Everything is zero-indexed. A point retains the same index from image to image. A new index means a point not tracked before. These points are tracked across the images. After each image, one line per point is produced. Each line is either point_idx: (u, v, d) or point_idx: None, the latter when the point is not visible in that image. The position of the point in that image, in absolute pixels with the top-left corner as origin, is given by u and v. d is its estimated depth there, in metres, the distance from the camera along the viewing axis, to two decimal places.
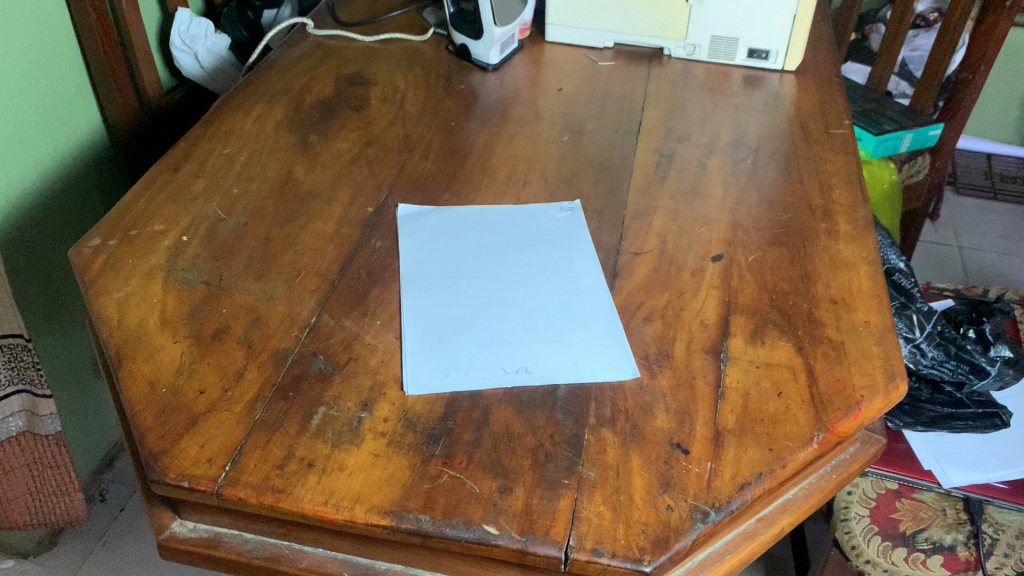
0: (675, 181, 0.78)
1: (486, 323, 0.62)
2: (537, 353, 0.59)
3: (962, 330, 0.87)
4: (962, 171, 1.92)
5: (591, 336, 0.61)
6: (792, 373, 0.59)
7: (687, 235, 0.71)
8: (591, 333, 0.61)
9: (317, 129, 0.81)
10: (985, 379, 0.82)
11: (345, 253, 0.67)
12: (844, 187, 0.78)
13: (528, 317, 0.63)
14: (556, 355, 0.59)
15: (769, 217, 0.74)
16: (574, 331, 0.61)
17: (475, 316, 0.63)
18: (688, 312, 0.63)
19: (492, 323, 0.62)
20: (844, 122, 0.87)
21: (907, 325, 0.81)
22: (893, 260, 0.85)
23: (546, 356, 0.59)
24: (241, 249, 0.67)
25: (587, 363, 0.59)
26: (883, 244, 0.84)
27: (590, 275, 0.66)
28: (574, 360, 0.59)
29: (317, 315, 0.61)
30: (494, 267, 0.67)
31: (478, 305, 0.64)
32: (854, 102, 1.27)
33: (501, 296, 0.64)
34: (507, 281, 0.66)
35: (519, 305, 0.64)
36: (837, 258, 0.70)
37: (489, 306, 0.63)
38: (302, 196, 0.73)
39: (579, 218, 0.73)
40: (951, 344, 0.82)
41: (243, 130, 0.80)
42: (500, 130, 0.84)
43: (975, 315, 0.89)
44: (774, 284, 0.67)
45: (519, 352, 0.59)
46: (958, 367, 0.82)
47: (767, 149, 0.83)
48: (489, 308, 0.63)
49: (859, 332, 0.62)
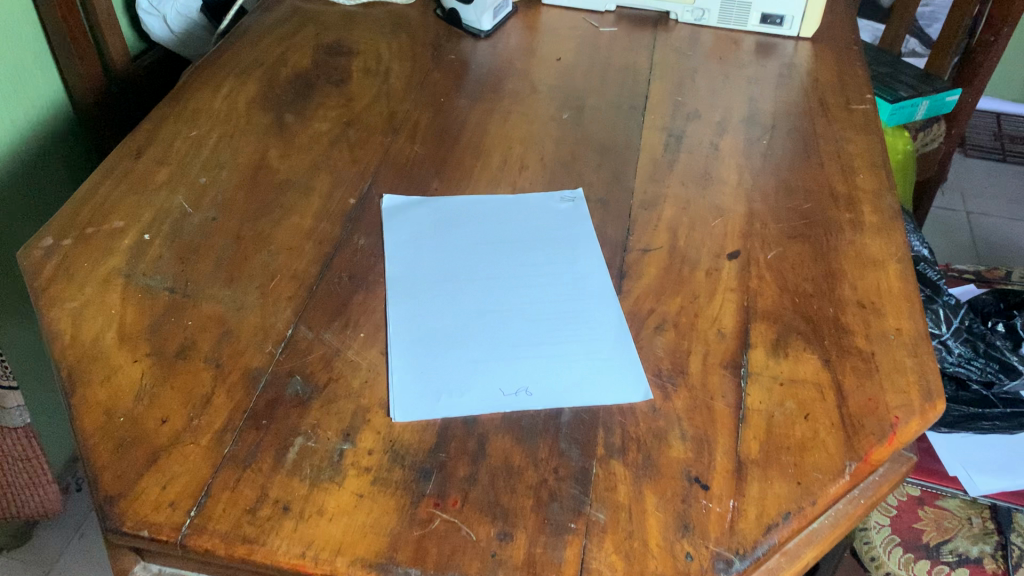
0: (685, 166, 0.71)
1: (482, 335, 0.56)
2: (538, 370, 0.54)
3: (991, 324, 0.83)
4: (970, 131, 1.86)
5: (597, 350, 0.55)
6: (819, 392, 0.54)
7: (700, 228, 0.65)
8: (598, 347, 0.55)
9: (293, 107, 0.74)
10: (1017, 378, 0.78)
11: (324, 252, 0.61)
12: (868, 171, 0.71)
13: (528, 327, 0.57)
14: (560, 372, 0.54)
15: (788, 205, 0.68)
16: (578, 345, 0.55)
17: (469, 327, 0.56)
18: (704, 320, 0.58)
19: (488, 335, 0.56)
20: (865, 96, 0.80)
21: (934, 318, 0.79)
22: (917, 249, 0.81)
23: (548, 373, 0.53)
24: (209, 249, 0.60)
25: (594, 382, 0.53)
26: (909, 233, 0.80)
27: (595, 277, 0.61)
28: (579, 378, 0.53)
29: (293, 327, 0.55)
30: (490, 267, 0.61)
31: (472, 312, 0.57)
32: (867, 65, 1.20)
33: (497, 302, 0.58)
34: (504, 283, 0.60)
35: (516, 313, 0.58)
36: (865, 254, 0.64)
37: (484, 314, 0.57)
38: (276, 185, 0.66)
39: (581, 209, 0.66)
40: (979, 341, 0.80)
41: (213, 108, 0.73)
42: (493, 107, 0.77)
43: (1004, 309, 0.84)
44: (795, 285, 0.61)
45: (518, 370, 0.54)
46: (987, 366, 0.79)
47: (785, 127, 0.76)
48: (484, 317, 0.57)
49: (890, 342, 0.57)
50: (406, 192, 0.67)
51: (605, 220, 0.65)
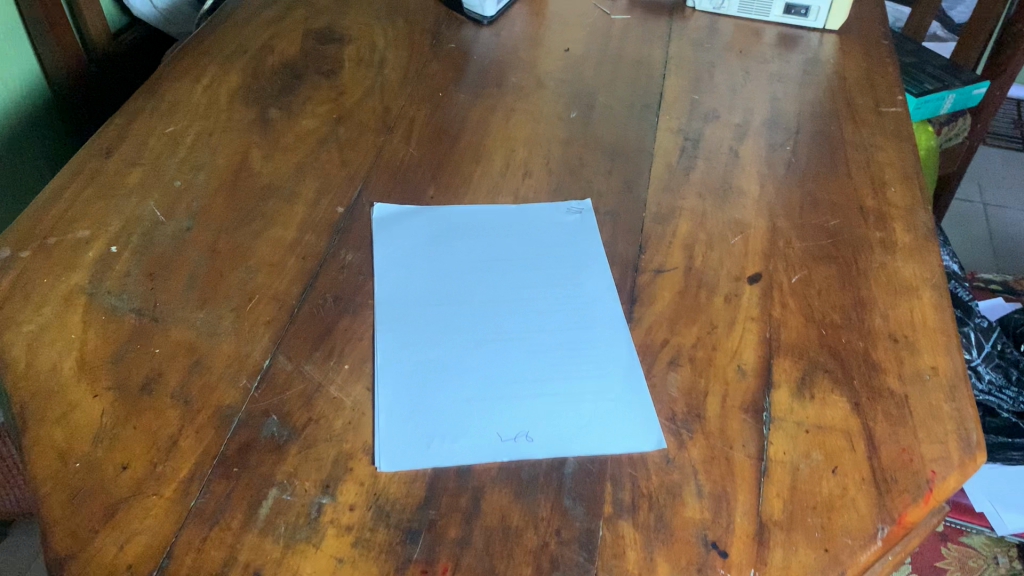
0: (702, 174, 0.65)
1: (478, 369, 0.51)
2: (540, 413, 0.49)
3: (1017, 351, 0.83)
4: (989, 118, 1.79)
5: (604, 390, 0.50)
6: (848, 442, 0.49)
7: (718, 246, 0.60)
8: (605, 385, 0.51)
9: (278, 101, 0.68)
10: None
11: (308, 269, 0.55)
12: (900, 183, 0.66)
13: (529, 361, 0.52)
14: (564, 416, 0.49)
15: (815, 221, 0.62)
16: (584, 383, 0.51)
17: (465, 359, 0.51)
18: (722, 354, 0.53)
19: (485, 369, 0.51)
20: (896, 98, 0.74)
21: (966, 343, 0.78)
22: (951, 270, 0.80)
23: (550, 417, 0.49)
24: (181, 264, 0.55)
25: (600, 427, 0.48)
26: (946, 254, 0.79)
27: (603, 302, 0.55)
28: (584, 423, 0.48)
29: (271, 357, 0.50)
30: (488, 288, 0.56)
31: (468, 342, 0.52)
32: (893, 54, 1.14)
33: (495, 330, 0.53)
34: (503, 308, 0.55)
35: (517, 343, 0.53)
36: (897, 279, 0.58)
37: (481, 343, 0.52)
38: (258, 190, 0.60)
39: (589, 223, 0.61)
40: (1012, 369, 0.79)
41: (191, 101, 0.67)
42: (496, 104, 0.71)
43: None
44: (822, 314, 0.56)
45: (517, 412, 0.49)
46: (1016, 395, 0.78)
47: (811, 130, 0.71)
48: (482, 347, 0.52)
49: (926, 384, 0.52)
50: (398, 200, 0.61)
51: (614, 236, 0.60)
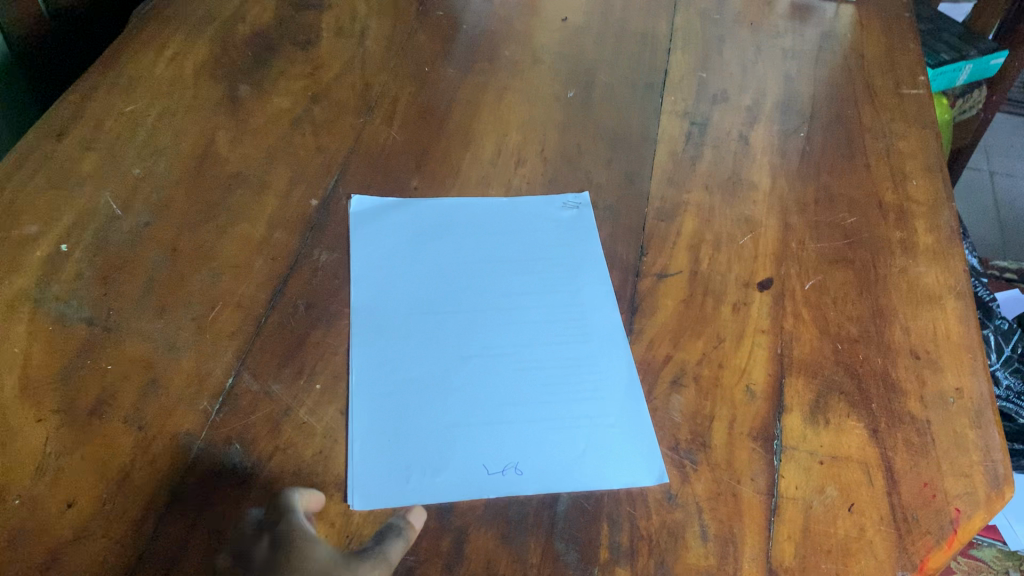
0: (710, 164, 0.60)
1: (463, 388, 0.46)
2: (531, 441, 0.45)
3: None
4: None
5: (602, 414, 0.46)
6: (865, 474, 0.45)
7: (726, 247, 0.55)
8: (602, 409, 0.46)
9: (249, 76, 0.63)
10: None
11: (278, 272, 0.51)
12: (922, 176, 0.61)
13: (520, 378, 0.47)
14: (557, 443, 0.45)
15: (830, 219, 0.58)
16: (578, 405, 0.46)
17: (450, 376, 0.47)
18: (729, 372, 0.48)
19: (473, 388, 0.46)
20: (917, 79, 0.69)
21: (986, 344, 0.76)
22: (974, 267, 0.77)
23: (542, 445, 0.44)
24: (139, 265, 0.50)
25: (597, 458, 0.44)
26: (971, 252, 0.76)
27: (601, 311, 0.51)
28: (579, 453, 0.44)
29: (235, 375, 0.46)
30: (476, 292, 0.51)
31: (453, 356, 0.48)
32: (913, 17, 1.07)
33: (483, 343, 0.49)
34: (492, 317, 0.50)
35: (506, 358, 0.48)
36: (919, 287, 0.54)
37: (467, 358, 0.48)
38: (225, 180, 0.55)
39: (587, 220, 0.56)
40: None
41: (154, 76, 0.61)
42: (487, 81, 0.66)
43: None
44: (837, 326, 0.51)
45: (506, 439, 0.44)
46: None
47: (826, 115, 0.65)
48: (467, 361, 0.48)
49: (949, 407, 0.48)
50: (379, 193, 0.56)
51: (614, 236, 0.55)
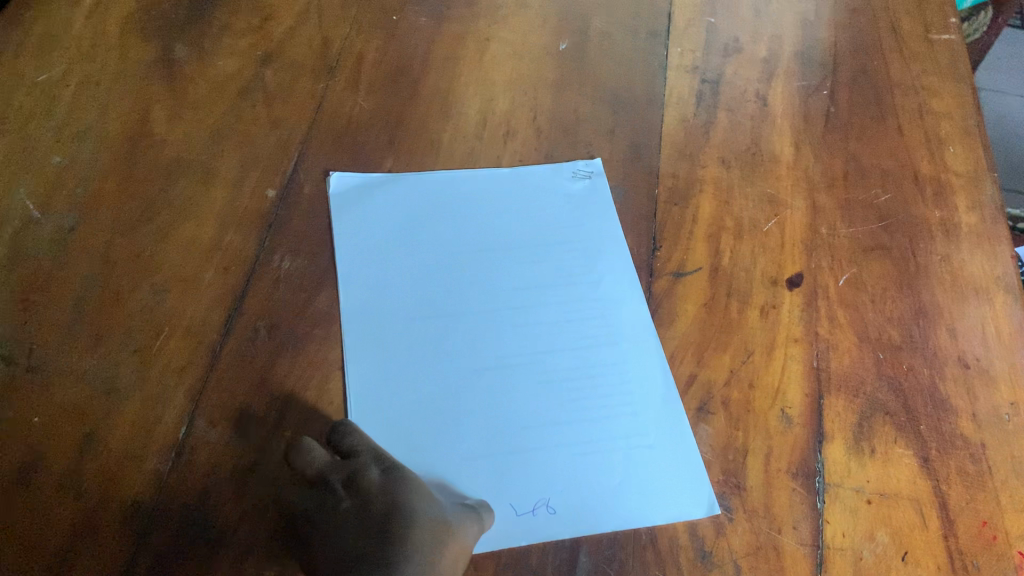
0: (725, 132, 0.53)
1: (479, 408, 0.41)
2: (563, 470, 0.39)
3: None
4: None
5: (638, 435, 0.41)
6: (918, 514, 0.40)
7: (748, 235, 0.48)
8: (639, 425, 0.41)
9: (185, 32, 0.53)
10: None
11: (234, 287, 0.43)
12: (960, 141, 0.54)
13: (543, 392, 0.41)
14: (591, 472, 0.40)
15: (863, 197, 0.51)
16: (612, 421, 0.41)
17: (462, 396, 0.41)
18: (761, 394, 0.43)
19: (490, 411, 0.41)
20: (949, 21, 0.61)
21: None
22: None
23: (575, 475, 0.39)
24: (66, 281, 0.42)
25: (638, 487, 0.39)
26: None
27: (625, 305, 0.45)
28: (618, 482, 0.39)
29: (189, 423, 0.39)
30: (484, 285, 0.45)
31: (464, 368, 0.42)
32: None
33: (496, 351, 0.42)
34: (504, 316, 0.44)
35: (524, 366, 0.42)
36: (964, 278, 0.48)
37: (480, 370, 0.42)
38: (164, 168, 0.46)
39: (599, 198, 0.49)
40: None
41: (71, 35, 0.51)
42: (466, 31, 0.56)
43: None
44: (877, 330, 0.45)
45: (534, 471, 0.39)
46: None
47: (851, 67, 0.58)
48: (481, 374, 0.42)
49: (1006, 427, 0.43)
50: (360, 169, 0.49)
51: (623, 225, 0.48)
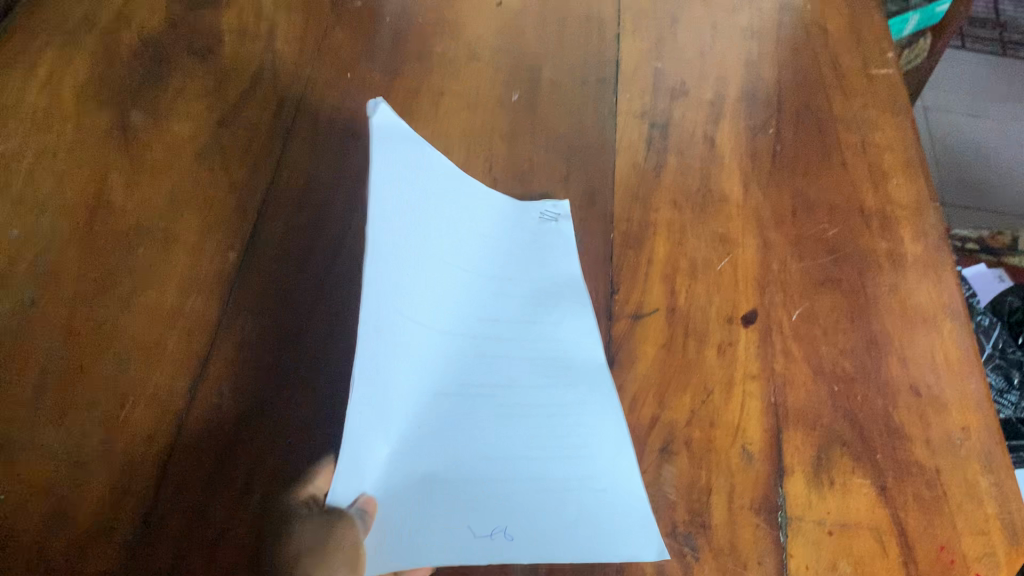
0: (676, 174, 0.54)
1: (445, 431, 0.41)
2: (520, 501, 0.39)
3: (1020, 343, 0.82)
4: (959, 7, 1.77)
5: (592, 470, 0.41)
6: (878, 543, 0.41)
7: (703, 275, 0.50)
8: (597, 463, 0.41)
9: (140, 99, 0.53)
10: None
11: (196, 353, 0.43)
12: (902, 173, 0.56)
13: (505, 427, 0.42)
14: (550, 503, 0.40)
15: (811, 231, 0.53)
16: (570, 456, 0.41)
17: (428, 416, 0.41)
18: (722, 432, 0.44)
19: (452, 435, 0.41)
20: (886, 55, 0.63)
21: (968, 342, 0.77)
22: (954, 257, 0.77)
23: (533, 506, 0.39)
24: (28, 356, 0.42)
25: (594, 519, 0.39)
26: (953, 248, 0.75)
27: (587, 344, 0.46)
28: (574, 514, 0.39)
29: (155, 493, 0.39)
30: (458, 311, 0.45)
31: (432, 387, 0.42)
32: None
33: (463, 376, 0.43)
34: (475, 346, 0.44)
35: (489, 404, 0.43)
36: (912, 307, 0.50)
37: (440, 391, 0.42)
38: (123, 236, 0.47)
39: (564, 237, 0.51)
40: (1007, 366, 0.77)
41: (25, 107, 0.52)
42: (419, 86, 0.58)
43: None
44: (831, 362, 0.47)
45: (493, 499, 0.39)
46: None
47: (794, 105, 0.60)
48: (445, 406, 0.42)
49: (958, 451, 0.44)
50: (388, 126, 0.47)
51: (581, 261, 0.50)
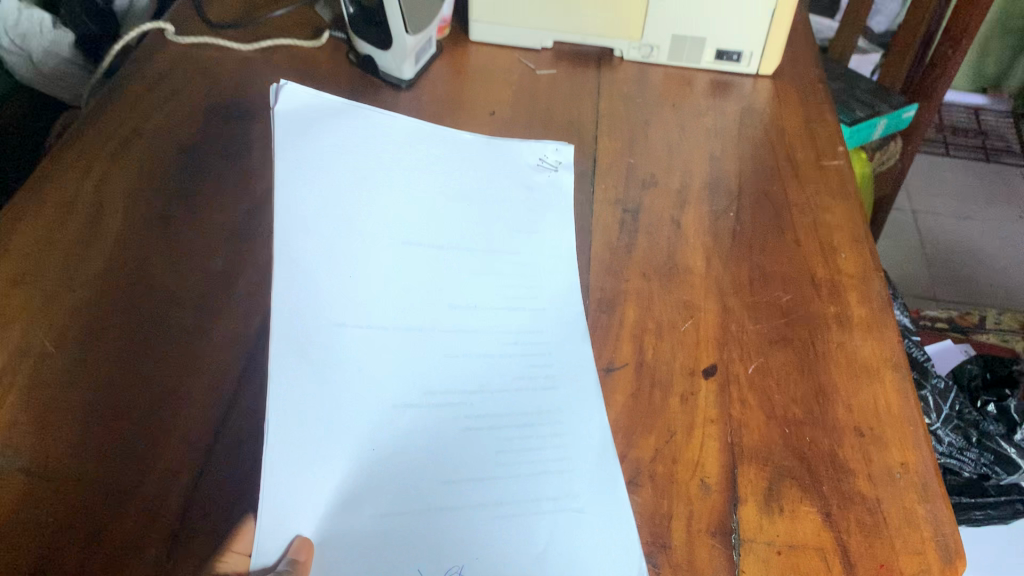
0: (645, 251, 0.62)
1: (402, 467, 0.45)
2: (476, 539, 0.43)
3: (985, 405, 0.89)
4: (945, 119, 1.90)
5: (555, 498, 0.46)
6: (823, 561, 0.45)
7: (667, 335, 0.56)
8: (563, 498, 0.46)
9: (179, 196, 0.62)
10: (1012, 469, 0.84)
11: (221, 402, 0.49)
12: (850, 248, 0.63)
13: (463, 464, 0.46)
14: (509, 531, 0.44)
15: (767, 298, 0.59)
16: (541, 496, 0.46)
17: (383, 454, 0.45)
18: (683, 467, 0.49)
19: (408, 470, 0.45)
20: (837, 149, 0.72)
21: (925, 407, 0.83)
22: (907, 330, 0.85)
23: (491, 543, 0.43)
24: (76, 404, 0.48)
25: (558, 544, 0.44)
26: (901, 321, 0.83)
27: (571, 388, 0.51)
28: (538, 552, 0.44)
29: (183, 518, 0.44)
30: (411, 354, 0.50)
31: (385, 427, 0.46)
32: (838, 80, 1.15)
33: (421, 416, 0.48)
34: (428, 387, 0.49)
35: (453, 444, 0.47)
36: (857, 361, 0.55)
37: (394, 431, 0.46)
38: (161, 306, 0.54)
39: (563, 178, 0.66)
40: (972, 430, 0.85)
41: (82, 203, 0.60)
42: None
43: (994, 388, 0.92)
44: (782, 407, 0.52)
45: (449, 527, 0.44)
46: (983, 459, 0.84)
47: (753, 192, 0.67)
48: (413, 448, 0.46)
49: (897, 483, 0.49)
50: (309, 150, 0.56)
51: (564, 315, 0.56)
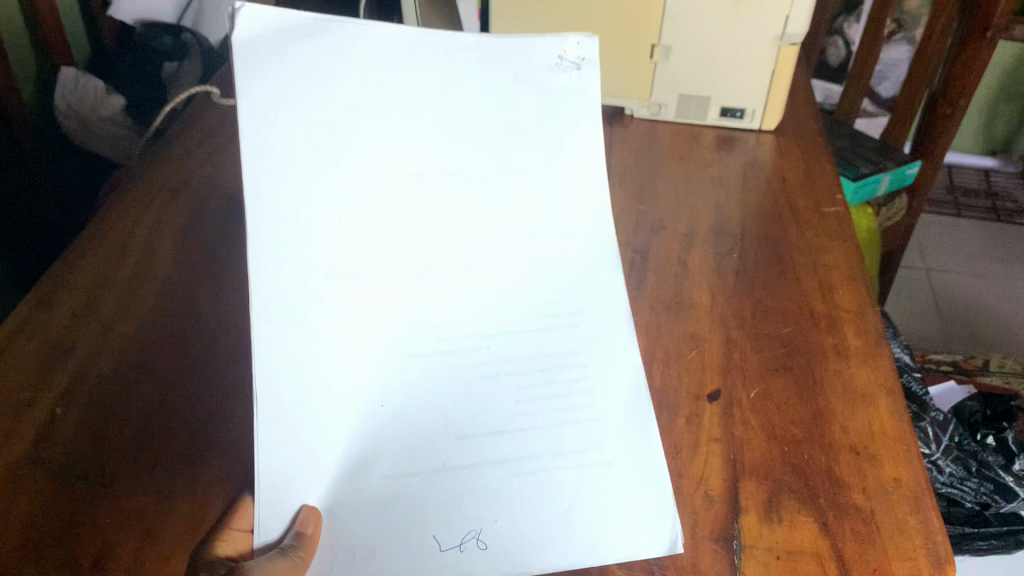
0: (654, 288, 0.66)
1: (415, 429, 0.47)
2: (490, 501, 0.46)
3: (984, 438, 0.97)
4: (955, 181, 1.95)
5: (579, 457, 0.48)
6: (818, 565, 0.48)
7: (674, 363, 0.60)
8: (589, 455, 0.48)
9: (224, 239, 0.68)
10: (1013, 499, 0.89)
11: None
12: (847, 286, 0.67)
13: (479, 426, 0.48)
14: (530, 489, 0.47)
15: (768, 330, 0.63)
16: (567, 454, 0.48)
17: (392, 419, 0.47)
18: (688, 481, 0.53)
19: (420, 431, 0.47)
20: (835, 197, 0.76)
21: (926, 437, 0.91)
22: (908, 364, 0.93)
23: (509, 504, 0.46)
24: (131, 419, 0.53)
25: (581, 502, 0.47)
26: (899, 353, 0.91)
27: (603, 349, 0.52)
28: (562, 510, 0.46)
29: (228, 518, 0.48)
30: (421, 310, 0.49)
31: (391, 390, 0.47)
32: (841, 138, 1.21)
33: (432, 378, 0.48)
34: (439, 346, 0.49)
35: (467, 406, 0.48)
36: (853, 387, 0.59)
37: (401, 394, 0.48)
38: (207, 334, 0.59)
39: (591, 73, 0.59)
40: (972, 460, 0.91)
41: (136, 245, 0.66)
42: None
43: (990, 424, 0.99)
44: (782, 428, 0.56)
45: (465, 489, 0.46)
46: (981, 487, 0.90)
47: (755, 235, 0.72)
48: (419, 413, 0.48)
49: (889, 497, 0.52)
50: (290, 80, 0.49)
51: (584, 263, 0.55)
